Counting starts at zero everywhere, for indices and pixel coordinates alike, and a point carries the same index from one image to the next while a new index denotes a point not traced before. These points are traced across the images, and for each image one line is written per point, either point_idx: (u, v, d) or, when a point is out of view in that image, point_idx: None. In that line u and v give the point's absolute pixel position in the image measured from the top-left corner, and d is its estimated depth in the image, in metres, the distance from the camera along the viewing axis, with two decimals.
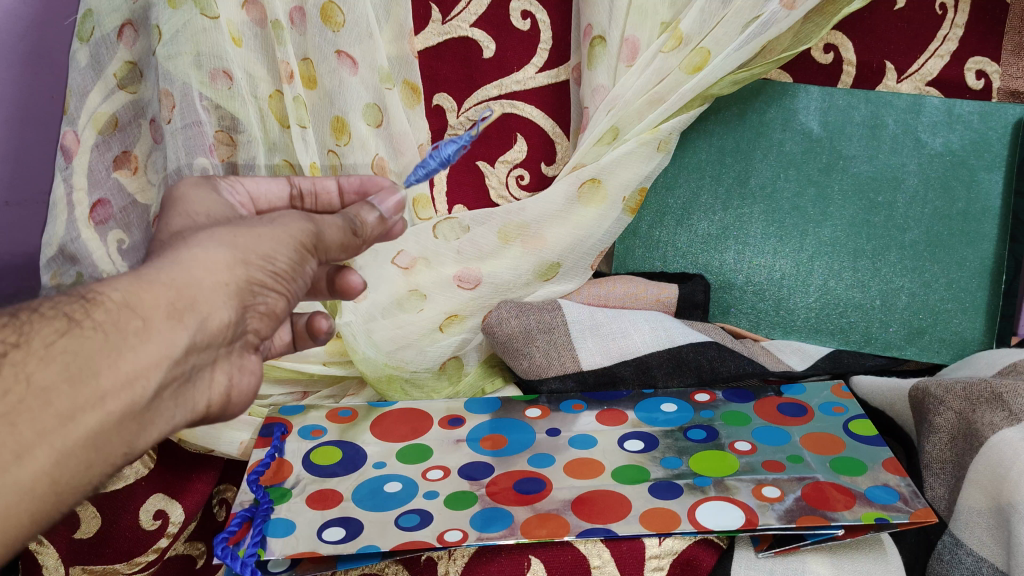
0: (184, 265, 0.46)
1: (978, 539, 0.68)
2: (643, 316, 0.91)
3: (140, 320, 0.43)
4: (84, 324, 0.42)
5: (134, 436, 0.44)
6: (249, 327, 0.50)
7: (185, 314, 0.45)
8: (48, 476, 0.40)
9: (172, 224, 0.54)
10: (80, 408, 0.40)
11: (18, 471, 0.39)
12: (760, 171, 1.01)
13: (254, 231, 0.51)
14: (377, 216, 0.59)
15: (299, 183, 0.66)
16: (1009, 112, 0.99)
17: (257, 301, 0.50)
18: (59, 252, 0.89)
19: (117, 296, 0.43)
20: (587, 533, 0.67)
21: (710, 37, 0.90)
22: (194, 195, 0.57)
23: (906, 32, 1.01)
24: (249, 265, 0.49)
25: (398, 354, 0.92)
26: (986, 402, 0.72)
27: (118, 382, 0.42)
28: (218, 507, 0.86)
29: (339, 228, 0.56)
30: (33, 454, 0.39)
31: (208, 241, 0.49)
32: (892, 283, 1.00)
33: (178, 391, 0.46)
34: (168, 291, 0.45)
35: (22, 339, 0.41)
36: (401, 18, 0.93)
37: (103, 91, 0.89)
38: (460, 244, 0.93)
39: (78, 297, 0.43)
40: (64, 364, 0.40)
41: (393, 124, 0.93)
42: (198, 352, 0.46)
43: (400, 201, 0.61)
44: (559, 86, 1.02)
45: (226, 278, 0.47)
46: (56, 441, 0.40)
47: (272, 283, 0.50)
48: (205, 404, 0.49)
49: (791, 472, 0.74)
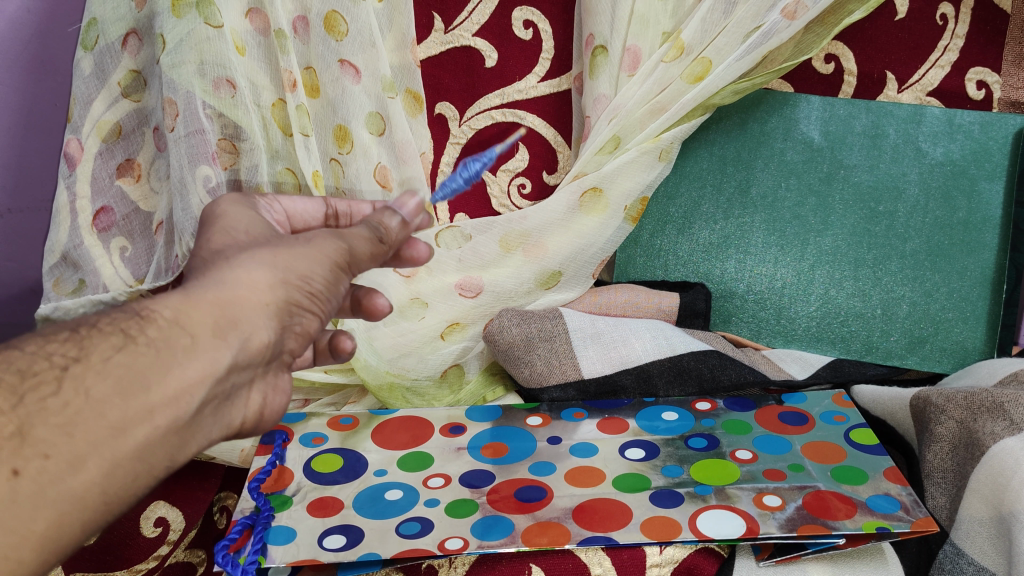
0: (230, 285, 0.46)
1: (979, 548, 0.68)
2: (643, 325, 0.92)
3: (189, 337, 0.43)
4: (139, 340, 0.42)
5: (176, 451, 0.43)
6: (287, 347, 0.50)
7: (228, 332, 0.45)
8: (96, 487, 0.40)
9: (212, 241, 0.52)
10: (130, 421, 0.41)
11: (68, 481, 0.39)
12: (761, 180, 1.01)
13: (292, 250, 0.50)
14: (399, 220, 0.58)
15: (337, 204, 0.67)
16: (1009, 122, 1.00)
17: (294, 322, 0.49)
18: (62, 259, 0.90)
19: (168, 313, 0.44)
20: (587, 542, 0.66)
21: (711, 47, 0.91)
22: (233, 210, 0.56)
23: (906, 42, 1.02)
24: (289, 284, 0.48)
25: (399, 362, 0.92)
26: (987, 412, 0.73)
27: (165, 397, 0.42)
28: (218, 515, 0.85)
29: (367, 239, 0.55)
30: (86, 465, 0.39)
31: (250, 261, 0.48)
32: (893, 292, 1.00)
33: (218, 407, 0.46)
34: (213, 309, 0.45)
35: (82, 353, 0.41)
36: (403, 28, 0.94)
37: (107, 99, 0.89)
38: (462, 253, 0.93)
39: (133, 313, 0.44)
40: (117, 378, 0.41)
41: (395, 132, 0.93)
42: (239, 370, 0.46)
43: (420, 203, 0.59)
44: (560, 96, 1.02)
45: (268, 298, 0.47)
46: (106, 452, 0.40)
47: (309, 303, 0.50)
48: (240, 420, 0.48)
49: (791, 481, 0.74)
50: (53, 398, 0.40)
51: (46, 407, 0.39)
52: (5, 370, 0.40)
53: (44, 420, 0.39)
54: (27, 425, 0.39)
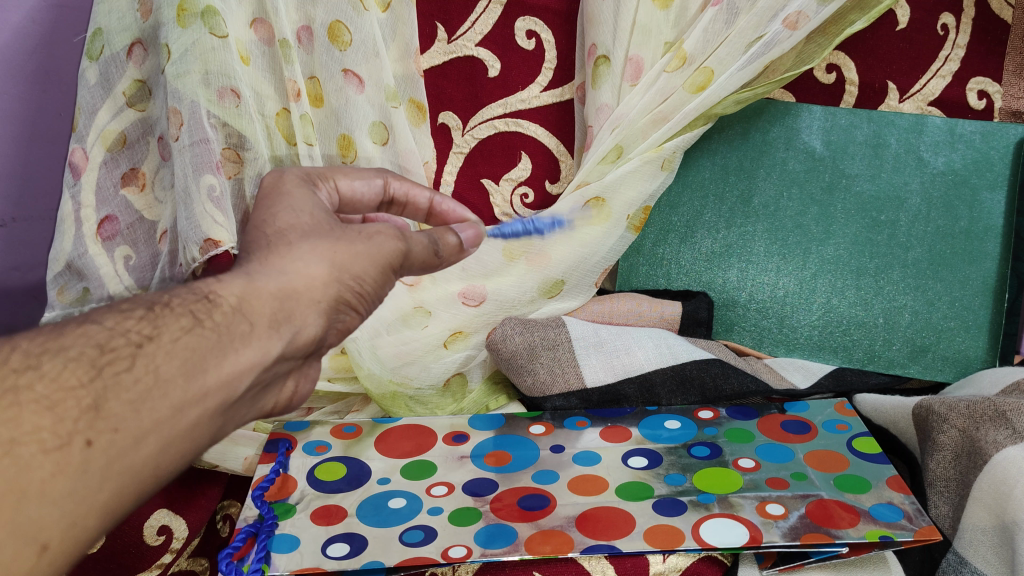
0: (290, 275, 0.46)
1: (983, 557, 0.68)
2: (646, 333, 0.92)
3: (248, 324, 0.43)
4: (206, 324, 0.41)
5: (219, 429, 0.42)
6: (328, 342, 0.49)
7: (282, 324, 0.44)
8: (153, 462, 0.38)
9: (278, 218, 0.50)
10: (189, 402, 0.39)
11: (132, 455, 0.37)
12: (764, 190, 1.01)
13: (352, 248, 0.49)
14: (458, 240, 0.58)
15: (397, 187, 0.63)
16: (1010, 132, 1.01)
17: (339, 318, 0.49)
18: (67, 267, 0.90)
19: (233, 298, 0.43)
20: (591, 550, 0.66)
21: (712, 58, 0.92)
22: (300, 192, 0.53)
23: (908, 53, 1.03)
24: (343, 283, 0.48)
25: (402, 370, 0.92)
26: (990, 420, 0.73)
27: (220, 381, 0.40)
28: (222, 523, 0.85)
29: (424, 246, 0.55)
30: (148, 441, 0.37)
31: (310, 254, 0.47)
32: (895, 301, 1.01)
33: (256, 394, 0.45)
34: (273, 301, 0.44)
35: (155, 332, 0.40)
36: (406, 38, 0.95)
37: (112, 108, 0.90)
38: (466, 262, 0.93)
39: (200, 295, 0.43)
40: (184, 359, 0.39)
41: (399, 141, 0.95)
42: (283, 361, 0.45)
43: (478, 234, 0.61)
44: (564, 105, 1.03)
45: (320, 296, 0.47)
46: (166, 430, 0.38)
47: (356, 302, 0.49)
48: (272, 405, 0.47)
49: (795, 489, 0.74)
50: (126, 373, 0.37)
51: (121, 381, 0.37)
52: (84, 344, 0.38)
53: (118, 395, 0.37)
54: (102, 398, 0.36)
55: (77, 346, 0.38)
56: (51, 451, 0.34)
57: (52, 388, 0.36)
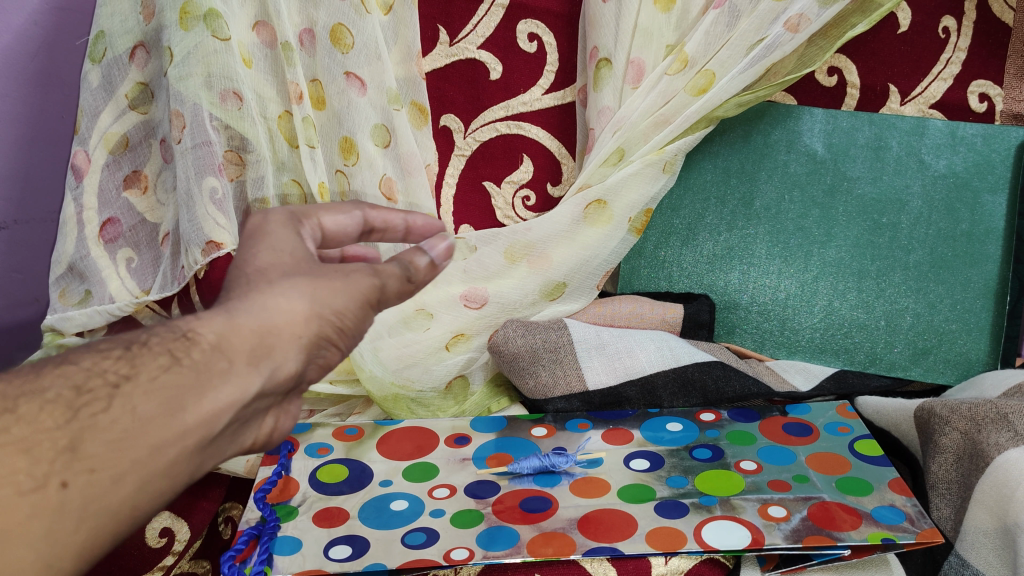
0: (269, 313, 0.44)
1: (984, 559, 0.68)
2: (648, 335, 0.92)
3: (227, 361, 0.42)
4: (184, 362, 0.40)
5: (197, 467, 0.41)
6: (307, 378, 0.47)
7: (261, 360, 0.43)
8: (130, 502, 0.38)
9: (258, 258, 0.48)
10: (169, 440, 0.39)
11: (108, 497, 0.37)
12: (765, 192, 1.02)
13: (331, 283, 0.46)
14: (429, 260, 0.52)
15: (374, 216, 0.56)
16: (1012, 135, 1.01)
17: (319, 354, 0.46)
18: (69, 270, 0.91)
19: (212, 337, 0.42)
20: (592, 552, 0.66)
21: (714, 60, 0.92)
22: (285, 231, 0.51)
23: (909, 55, 1.03)
24: (324, 319, 0.45)
25: (404, 372, 0.92)
26: (992, 423, 0.73)
27: (199, 419, 0.40)
28: (224, 525, 0.86)
29: (396, 276, 0.50)
30: (125, 481, 0.38)
31: (291, 287, 0.45)
32: (897, 304, 1.01)
33: (235, 431, 0.43)
34: (253, 336, 0.43)
35: (133, 371, 0.39)
36: (408, 40, 0.95)
37: (114, 111, 0.90)
38: (467, 264, 0.94)
39: (179, 333, 0.42)
40: (163, 399, 0.39)
41: (401, 145, 0.95)
42: (263, 398, 0.43)
43: (451, 247, 0.53)
44: (566, 108, 1.03)
45: (301, 330, 0.45)
46: (145, 468, 0.38)
47: (337, 338, 0.47)
48: (251, 442, 0.46)
49: (796, 492, 0.74)
50: (102, 415, 0.38)
51: (96, 423, 0.37)
52: (62, 385, 0.39)
53: (94, 436, 0.37)
54: (78, 439, 0.37)
55: (56, 387, 0.39)
56: (27, 493, 0.36)
57: (30, 429, 0.37)
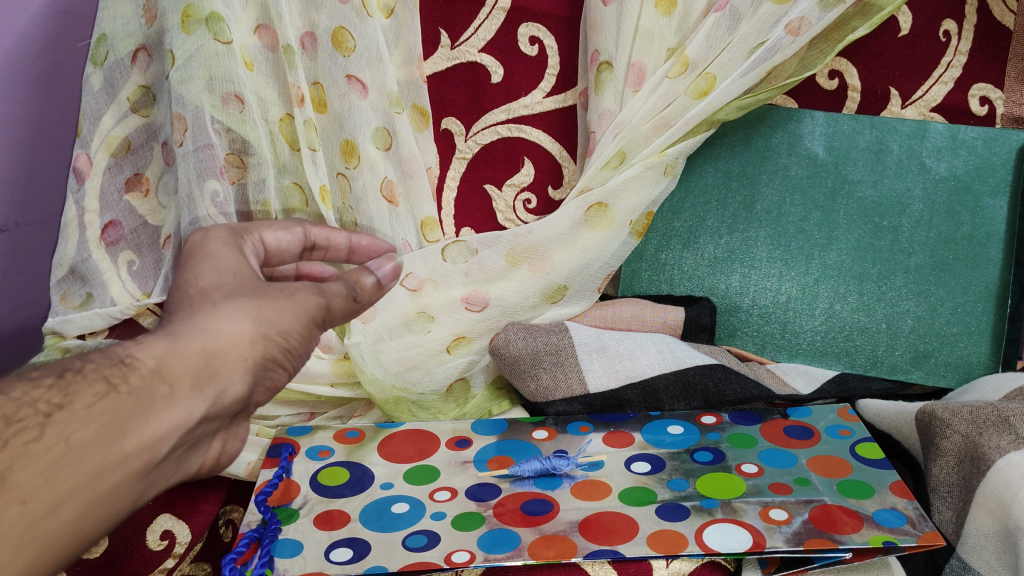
0: (212, 334, 0.46)
1: (985, 562, 0.68)
2: (649, 338, 0.92)
3: (168, 386, 0.43)
4: (121, 389, 0.42)
5: (143, 493, 0.43)
6: (255, 400, 0.50)
7: (205, 384, 0.45)
8: (70, 528, 0.39)
9: (200, 278, 0.50)
10: (110, 466, 0.40)
11: (45, 524, 0.38)
12: (767, 196, 1.02)
13: (275, 303, 0.50)
14: (375, 280, 0.58)
15: (315, 234, 0.62)
16: (1013, 138, 1.01)
17: (266, 376, 0.49)
18: (70, 272, 0.90)
19: (152, 361, 0.44)
20: (594, 555, 0.66)
21: (715, 63, 0.93)
22: (225, 250, 0.53)
23: (910, 59, 1.03)
24: (269, 339, 0.48)
25: (405, 375, 0.92)
26: (993, 426, 0.73)
27: (141, 445, 0.41)
28: (224, 528, 0.88)
29: (343, 295, 0.54)
30: (63, 508, 0.39)
31: (233, 309, 0.48)
32: (898, 307, 1.01)
33: (183, 453, 0.46)
34: (197, 359, 0.45)
35: (67, 400, 0.41)
36: (409, 44, 0.96)
37: (116, 114, 0.90)
38: (469, 267, 0.94)
39: (117, 359, 0.43)
40: (101, 424, 0.40)
41: (402, 147, 0.95)
42: (207, 422, 0.46)
43: (397, 267, 0.59)
44: (568, 111, 1.03)
45: (247, 353, 0.47)
46: (83, 495, 0.39)
47: (284, 358, 0.50)
48: (198, 466, 0.48)
49: (798, 495, 0.74)
50: (35, 443, 0.39)
51: (30, 451, 0.38)
52: None
53: (27, 465, 0.38)
54: (10, 468, 0.38)
55: None
56: None
57: None
